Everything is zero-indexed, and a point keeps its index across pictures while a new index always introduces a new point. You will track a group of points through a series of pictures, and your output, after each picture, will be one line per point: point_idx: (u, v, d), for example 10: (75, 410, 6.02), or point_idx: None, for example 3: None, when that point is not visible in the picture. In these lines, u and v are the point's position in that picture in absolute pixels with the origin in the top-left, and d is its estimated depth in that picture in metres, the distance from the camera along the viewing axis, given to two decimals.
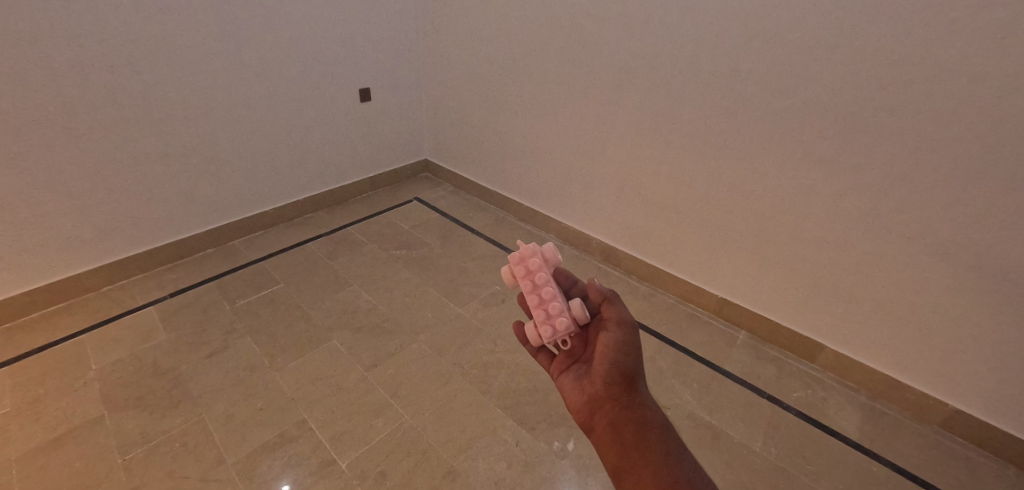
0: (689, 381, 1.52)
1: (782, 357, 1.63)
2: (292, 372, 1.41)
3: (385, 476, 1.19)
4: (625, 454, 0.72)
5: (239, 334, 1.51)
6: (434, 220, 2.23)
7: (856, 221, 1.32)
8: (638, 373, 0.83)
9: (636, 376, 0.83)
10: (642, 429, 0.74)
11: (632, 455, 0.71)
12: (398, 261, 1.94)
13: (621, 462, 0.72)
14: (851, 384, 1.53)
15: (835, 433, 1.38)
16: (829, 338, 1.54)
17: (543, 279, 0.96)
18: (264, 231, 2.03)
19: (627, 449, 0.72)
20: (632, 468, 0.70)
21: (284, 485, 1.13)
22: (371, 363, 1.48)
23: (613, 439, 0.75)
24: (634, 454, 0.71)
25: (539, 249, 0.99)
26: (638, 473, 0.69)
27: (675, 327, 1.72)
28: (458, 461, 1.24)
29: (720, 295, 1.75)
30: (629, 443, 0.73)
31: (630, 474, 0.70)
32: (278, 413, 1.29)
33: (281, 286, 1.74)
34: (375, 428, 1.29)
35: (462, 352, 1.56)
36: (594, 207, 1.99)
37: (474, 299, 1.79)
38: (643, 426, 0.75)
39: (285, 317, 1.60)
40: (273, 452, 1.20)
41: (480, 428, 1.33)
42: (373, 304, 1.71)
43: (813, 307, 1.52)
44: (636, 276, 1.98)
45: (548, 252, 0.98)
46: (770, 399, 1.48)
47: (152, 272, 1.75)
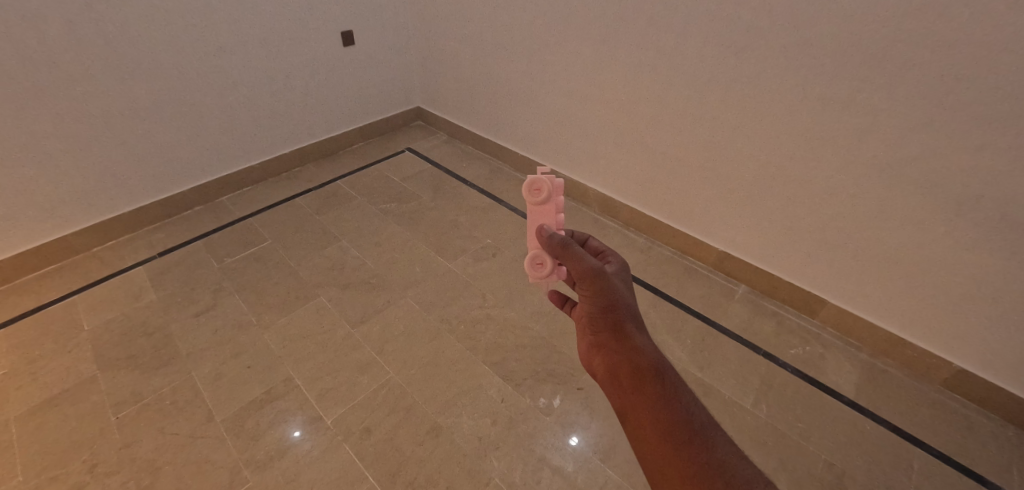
0: (693, 358, 1.38)
1: (781, 312, 1.57)
2: (278, 329, 1.37)
3: (369, 433, 1.14)
4: (625, 398, 0.63)
5: (226, 291, 1.51)
6: (426, 171, 2.16)
7: (874, 170, 1.18)
8: (626, 314, 0.68)
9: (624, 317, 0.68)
10: (639, 374, 0.63)
11: (632, 399, 0.62)
12: (388, 214, 1.88)
13: (622, 406, 0.64)
14: (853, 342, 1.47)
15: (833, 393, 1.33)
16: (835, 295, 1.45)
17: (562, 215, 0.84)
18: (254, 186, 2.05)
19: (627, 391, 0.63)
20: (630, 414, 0.61)
21: (267, 442, 1.11)
22: (357, 319, 1.41)
23: (608, 383, 0.66)
24: (633, 397, 0.62)
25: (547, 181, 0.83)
26: (636, 422, 0.60)
27: (672, 283, 1.64)
28: (443, 418, 1.19)
29: (720, 248, 1.66)
30: (626, 391, 0.63)
31: (631, 421, 0.61)
32: (265, 371, 1.26)
33: (268, 242, 1.73)
34: (359, 385, 1.24)
35: (450, 306, 1.47)
36: (592, 155, 1.87)
37: (464, 253, 1.68)
38: (640, 369, 0.63)
39: (271, 273, 1.58)
40: (260, 409, 1.17)
41: (467, 384, 1.26)
42: (360, 258, 1.64)
43: (821, 262, 1.42)
44: (633, 228, 1.89)
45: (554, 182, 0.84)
46: (766, 356, 1.41)
47: (144, 231, 1.79)
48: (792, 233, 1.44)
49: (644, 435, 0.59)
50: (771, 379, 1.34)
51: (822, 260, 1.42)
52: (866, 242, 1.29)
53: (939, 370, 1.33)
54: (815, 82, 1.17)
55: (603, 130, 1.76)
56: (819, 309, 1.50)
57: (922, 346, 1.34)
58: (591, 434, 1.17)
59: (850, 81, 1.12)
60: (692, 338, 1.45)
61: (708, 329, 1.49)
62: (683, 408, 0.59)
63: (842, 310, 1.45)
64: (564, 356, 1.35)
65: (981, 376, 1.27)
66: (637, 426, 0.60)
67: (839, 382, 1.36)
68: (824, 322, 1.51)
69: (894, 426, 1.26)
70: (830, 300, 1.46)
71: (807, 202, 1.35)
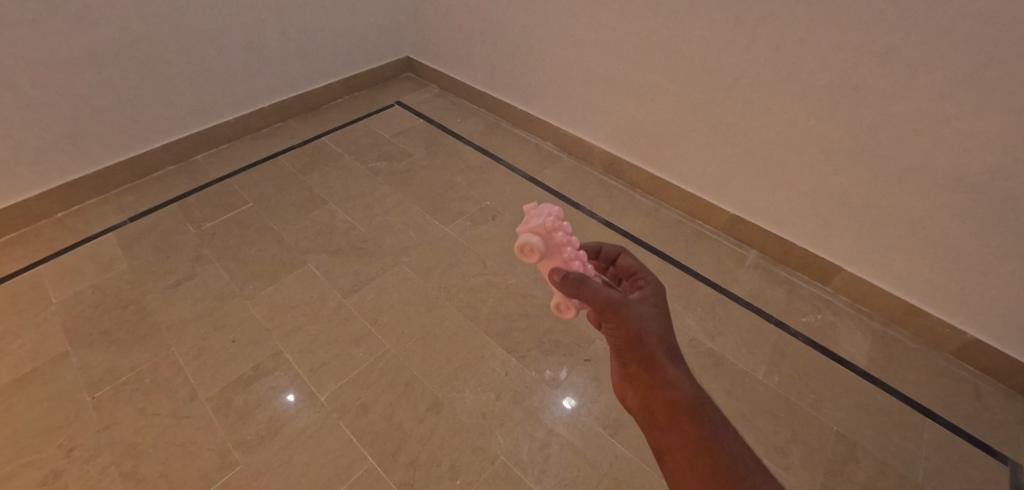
0: (704, 327, 1.30)
1: (792, 278, 1.51)
2: (263, 300, 1.27)
3: (366, 410, 1.06)
4: (661, 436, 0.59)
5: (206, 260, 1.40)
6: (417, 127, 2.01)
7: (912, 128, 1.09)
8: (657, 345, 0.63)
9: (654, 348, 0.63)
10: (673, 410, 0.58)
11: (667, 437, 0.58)
12: (378, 173, 1.75)
13: (660, 444, 0.60)
14: (864, 310, 1.43)
15: (844, 362, 1.29)
16: (850, 262, 1.40)
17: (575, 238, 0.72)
18: (230, 144, 1.89)
19: (663, 429, 0.59)
20: (667, 454, 0.57)
21: (253, 422, 1.03)
22: (349, 288, 1.31)
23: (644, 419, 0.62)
24: (668, 435, 0.58)
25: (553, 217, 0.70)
26: (673, 462, 0.56)
27: (681, 247, 1.56)
28: (444, 393, 1.11)
29: (731, 211, 1.58)
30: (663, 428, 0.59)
31: (668, 460, 0.57)
32: (252, 345, 1.17)
33: (250, 205, 1.60)
34: (354, 359, 1.16)
35: (448, 274, 1.37)
36: (598, 110, 1.73)
37: (461, 216, 1.57)
38: (674, 404, 0.58)
39: (253, 239, 1.46)
40: (248, 386, 1.10)
41: (468, 356, 1.19)
42: (349, 222, 1.53)
43: (840, 227, 1.36)
44: (639, 189, 1.78)
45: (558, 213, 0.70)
46: (777, 324, 1.35)
47: (112, 194, 1.65)
48: (812, 197, 1.36)
49: (682, 476, 0.55)
50: (784, 349, 1.28)
51: (842, 226, 1.35)
52: (891, 209, 1.22)
53: (950, 340, 1.30)
54: (859, 27, 1.06)
55: (612, 82, 1.62)
56: (833, 276, 1.45)
57: (937, 315, 1.30)
58: (599, 408, 1.11)
59: (898, 26, 1.01)
60: (704, 305, 1.37)
61: (719, 296, 1.40)
62: (724, 447, 0.53)
63: (856, 277, 1.40)
64: (569, 326, 1.27)
65: (996, 348, 1.24)
66: (675, 466, 0.56)
67: (850, 352, 1.32)
68: (837, 289, 1.46)
69: (906, 396, 1.23)
70: (845, 267, 1.41)
71: (833, 163, 1.26)
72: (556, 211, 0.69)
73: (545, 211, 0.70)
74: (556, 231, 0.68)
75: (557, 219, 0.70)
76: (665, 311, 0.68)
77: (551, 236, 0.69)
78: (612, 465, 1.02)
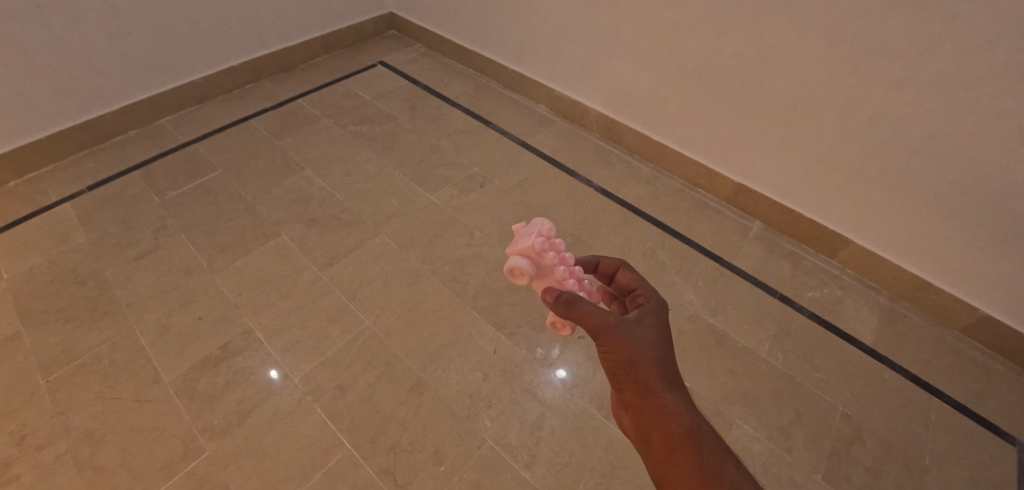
0: (705, 302, 1.23)
1: (798, 251, 1.43)
2: (232, 275, 1.18)
3: (343, 392, 0.96)
4: (658, 465, 0.54)
5: (171, 231, 1.30)
6: (401, 89, 1.87)
7: (940, 87, 0.99)
8: (652, 365, 0.57)
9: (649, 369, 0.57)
10: (669, 439, 0.53)
11: (665, 468, 0.53)
12: (359, 138, 1.62)
13: (658, 473, 0.55)
14: (872, 284, 1.36)
15: (850, 339, 1.23)
16: (859, 234, 1.32)
17: (569, 257, 0.65)
18: (199, 106, 1.75)
19: (659, 458, 0.54)
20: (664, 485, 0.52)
21: (220, 406, 0.95)
22: (326, 260, 1.21)
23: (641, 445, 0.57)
24: (666, 466, 0.53)
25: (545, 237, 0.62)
26: None
27: (682, 217, 1.47)
28: (426, 373, 1.00)
29: (735, 180, 1.49)
30: (659, 460, 0.54)
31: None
32: (218, 323, 1.08)
33: (219, 172, 1.48)
34: (330, 337, 1.05)
35: (433, 245, 1.25)
36: (595, 70, 1.60)
37: (448, 183, 1.46)
38: (670, 433, 0.53)
39: (222, 209, 1.35)
40: (215, 368, 1.01)
41: (453, 334, 1.07)
42: (326, 190, 1.42)
43: (851, 196, 1.27)
44: (638, 156, 1.68)
45: (550, 232, 0.62)
46: (782, 299, 1.28)
47: (69, 161, 1.52)
48: (823, 165, 1.27)
49: None
50: (787, 325, 1.22)
51: (852, 197, 1.27)
52: (906, 180, 1.14)
53: (962, 316, 1.23)
54: None
55: (610, 38, 1.49)
56: (841, 248, 1.37)
57: (948, 290, 1.23)
58: (594, 389, 1.00)
59: None
60: (706, 278, 1.28)
61: (722, 270, 1.32)
62: (724, 480, 0.48)
63: (865, 250, 1.32)
64: None
65: (1010, 326, 1.17)
66: None
67: (857, 328, 1.25)
68: (843, 263, 1.39)
69: (912, 375, 1.17)
70: (854, 238, 1.33)
71: (848, 126, 1.16)
72: (548, 231, 0.61)
73: (536, 230, 0.62)
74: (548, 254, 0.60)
75: (548, 239, 0.62)
76: (665, 331, 0.61)
77: (543, 259, 0.62)
78: (607, 449, 0.91)
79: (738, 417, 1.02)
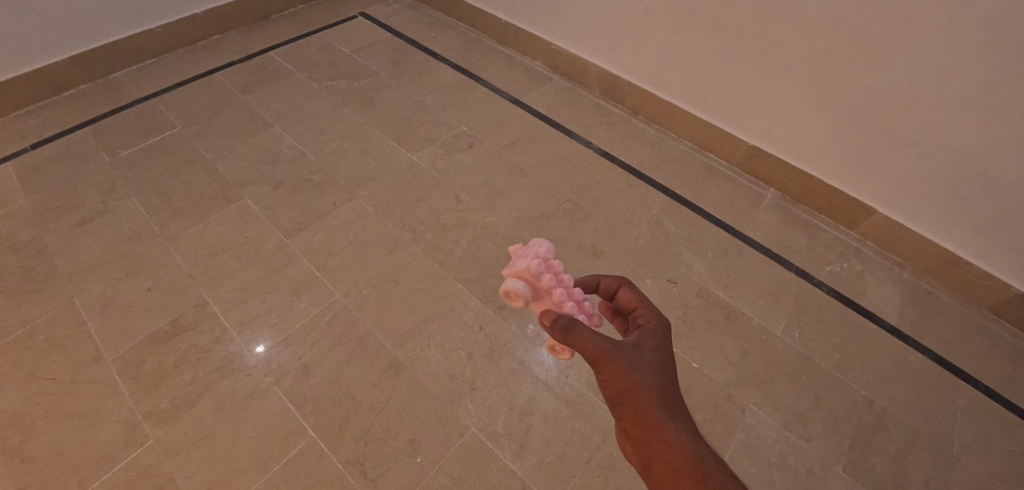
0: (715, 275, 1.11)
1: (815, 221, 1.31)
2: (188, 241, 1.05)
3: (308, 372, 0.84)
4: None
5: (121, 194, 1.16)
6: (383, 42, 1.70)
7: (996, 30, 0.84)
8: (652, 396, 0.48)
9: (649, 401, 0.48)
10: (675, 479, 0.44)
11: None
12: (334, 94, 1.47)
13: None
14: (894, 258, 1.24)
15: (872, 317, 1.12)
16: (883, 203, 1.20)
17: (569, 278, 0.58)
18: (159, 59, 1.58)
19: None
20: None
21: (170, 387, 0.82)
22: (294, 226, 1.07)
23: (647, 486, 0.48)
24: None
25: (543, 260, 0.56)
26: None
27: (690, 183, 1.34)
28: (404, 351, 0.88)
29: (749, 142, 1.35)
30: None
31: None
32: (169, 295, 0.95)
33: (179, 129, 1.34)
34: (295, 310, 0.93)
35: (414, 210, 1.12)
36: (596, 19, 1.44)
37: (432, 143, 1.32)
38: (676, 473, 0.44)
39: (180, 171, 1.21)
40: (164, 344, 0.88)
41: (435, 308, 0.95)
42: (297, 149, 1.27)
43: (878, 161, 1.14)
44: (643, 117, 1.53)
45: (547, 253, 0.56)
46: (798, 273, 1.16)
47: (12, 116, 1.36)
48: (849, 126, 1.14)
49: None
50: (804, 301, 1.10)
51: (877, 162, 1.14)
52: (943, 142, 1.01)
53: (993, 294, 1.12)
54: None
55: None
56: (863, 219, 1.24)
57: (979, 266, 1.12)
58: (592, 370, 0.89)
59: None
60: (717, 249, 1.16)
61: (734, 241, 1.20)
62: None
63: (890, 221, 1.20)
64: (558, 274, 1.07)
65: None
66: None
67: (879, 305, 1.14)
68: (864, 234, 1.27)
69: (938, 357, 1.06)
70: (877, 208, 1.21)
71: (882, 79, 1.02)
72: (545, 252, 0.55)
73: (533, 252, 0.56)
74: (544, 276, 0.53)
75: (545, 260, 0.56)
76: (667, 352, 0.53)
77: (538, 280, 0.55)
78: (607, 438, 0.81)
79: (751, 402, 0.91)
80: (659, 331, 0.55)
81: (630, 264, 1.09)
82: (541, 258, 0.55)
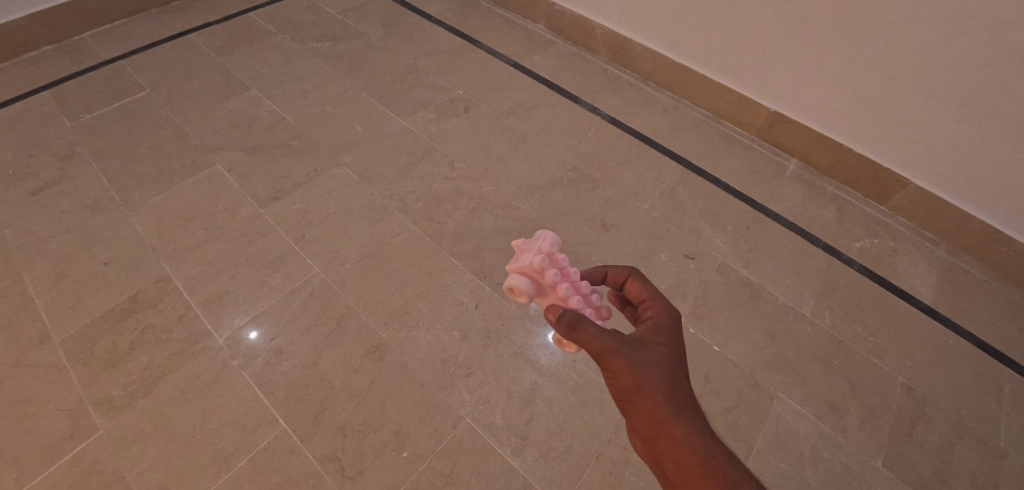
0: (735, 251, 1.00)
1: (842, 195, 1.20)
2: (152, 211, 0.94)
3: (282, 356, 0.75)
4: None
5: (80, 160, 1.05)
6: (374, 2, 1.57)
7: None
8: (657, 393, 0.44)
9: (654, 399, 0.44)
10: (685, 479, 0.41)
11: None
12: (319, 56, 1.35)
13: None
14: (928, 235, 1.13)
15: (907, 297, 1.01)
16: (918, 174, 1.08)
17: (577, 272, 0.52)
18: (130, 20, 1.45)
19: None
20: None
21: (125, 372, 0.72)
22: (270, 195, 0.97)
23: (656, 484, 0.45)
24: None
25: (547, 254, 0.51)
26: None
27: (706, 153, 1.23)
28: (390, 332, 0.78)
29: (771, 109, 1.24)
30: None
31: None
32: (128, 269, 0.85)
33: (148, 93, 1.22)
34: (268, 286, 0.82)
35: (404, 178, 1.02)
36: None
37: (425, 108, 1.20)
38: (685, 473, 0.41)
39: (146, 136, 1.10)
40: (119, 324, 0.78)
41: (426, 285, 0.85)
42: (276, 114, 1.16)
43: (915, 127, 1.02)
44: (654, 83, 1.42)
45: (552, 247, 0.51)
46: (826, 250, 1.06)
47: None
48: (888, 86, 1.01)
49: None
50: (833, 280, 1.00)
51: (914, 128, 1.03)
52: (1000, 101, 0.89)
53: None
54: None
55: None
56: (896, 192, 1.13)
57: None
58: None
59: None
60: (737, 223, 1.06)
61: (755, 214, 1.09)
62: None
63: (926, 193, 1.09)
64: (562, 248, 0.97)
65: None
66: None
67: (915, 285, 1.04)
68: (896, 209, 1.16)
69: (980, 341, 0.96)
70: (911, 179, 1.10)
71: (927, 30, 0.90)
72: (548, 247, 0.49)
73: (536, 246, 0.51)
74: (546, 271, 0.49)
75: (549, 255, 0.51)
76: (674, 338, 0.49)
77: (542, 277, 0.50)
78: (619, 430, 0.72)
79: (779, 390, 0.82)
80: (661, 316, 0.50)
81: (643, 238, 0.99)
82: (544, 253, 0.50)
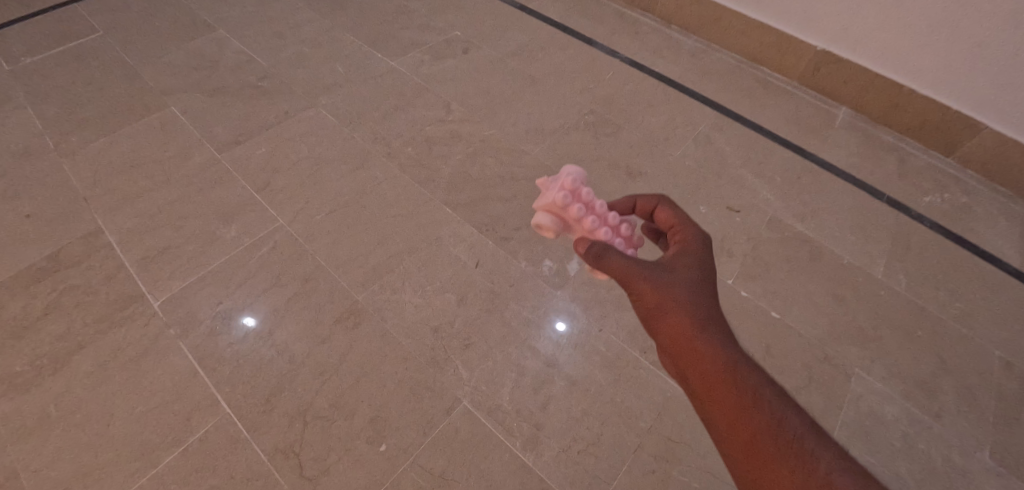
0: (786, 204, 0.84)
1: (901, 145, 1.01)
2: (89, 158, 0.78)
3: (233, 323, 0.60)
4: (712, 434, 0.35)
5: (13, 104, 0.89)
6: None
7: None
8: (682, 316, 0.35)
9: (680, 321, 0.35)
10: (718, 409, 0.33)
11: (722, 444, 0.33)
12: None
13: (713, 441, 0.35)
14: (1008, 191, 0.93)
15: (993, 261, 0.82)
16: (1002, 117, 0.89)
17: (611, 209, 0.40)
18: None
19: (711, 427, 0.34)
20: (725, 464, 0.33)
21: (34, 342, 0.57)
22: (231, 139, 0.81)
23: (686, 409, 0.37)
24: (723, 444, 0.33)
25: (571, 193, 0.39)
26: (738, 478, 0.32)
27: (743, 98, 1.06)
28: (369, 295, 0.63)
29: (817, 46, 1.04)
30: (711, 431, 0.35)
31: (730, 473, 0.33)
32: (52, 222, 0.69)
33: (100, 34, 1.06)
34: (221, 241, 0.67)
35: (390, 121, 0.86)
36: None
37: (418, 48, 1.04)
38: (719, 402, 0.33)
39: (94, 78, 0.95)
40: (33, 286, 0.62)
41: (414, 240, 0.69)
42: (245, 54, 1.00)
43: (1003, 57, 0.82)
44: (677, 26, 1.24)
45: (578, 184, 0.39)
46: (891, 204, 0.89)
47: None
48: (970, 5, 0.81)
49: None
50: (904, 238, 0.83)
51: (1001, 59, 0.83)
52: None
53: None
54: None
55: None
56: (969, 138, 0.93)
57: None
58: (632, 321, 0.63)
59: None
60: (785, 173, 0.89)
61: (805, 164, 0.93)
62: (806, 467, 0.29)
63: (1008, 140, 0.89)
64: None
65: None
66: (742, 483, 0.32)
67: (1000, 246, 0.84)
68: (967, 160, 0.96)
69: None
70: (993, 124, 0.90)
71: None
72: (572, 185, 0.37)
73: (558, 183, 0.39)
74: (571, 210, 0.38)
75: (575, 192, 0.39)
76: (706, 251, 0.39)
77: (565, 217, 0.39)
78: (658, 417, 0.56)
79: (851, 367, 0.66)
80: (690, 224, 0.40)
81: (675, 189, 0.83)
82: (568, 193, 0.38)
